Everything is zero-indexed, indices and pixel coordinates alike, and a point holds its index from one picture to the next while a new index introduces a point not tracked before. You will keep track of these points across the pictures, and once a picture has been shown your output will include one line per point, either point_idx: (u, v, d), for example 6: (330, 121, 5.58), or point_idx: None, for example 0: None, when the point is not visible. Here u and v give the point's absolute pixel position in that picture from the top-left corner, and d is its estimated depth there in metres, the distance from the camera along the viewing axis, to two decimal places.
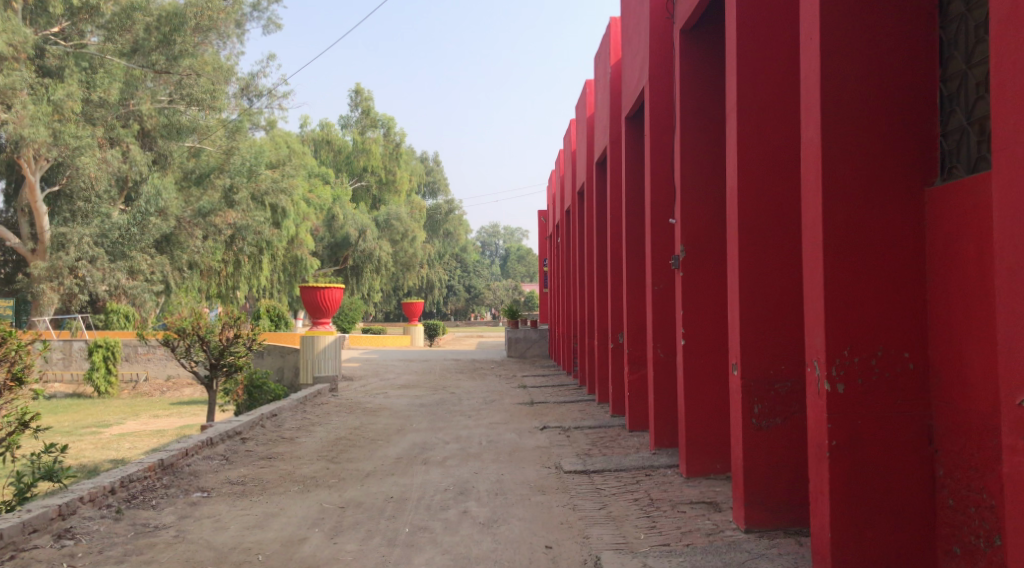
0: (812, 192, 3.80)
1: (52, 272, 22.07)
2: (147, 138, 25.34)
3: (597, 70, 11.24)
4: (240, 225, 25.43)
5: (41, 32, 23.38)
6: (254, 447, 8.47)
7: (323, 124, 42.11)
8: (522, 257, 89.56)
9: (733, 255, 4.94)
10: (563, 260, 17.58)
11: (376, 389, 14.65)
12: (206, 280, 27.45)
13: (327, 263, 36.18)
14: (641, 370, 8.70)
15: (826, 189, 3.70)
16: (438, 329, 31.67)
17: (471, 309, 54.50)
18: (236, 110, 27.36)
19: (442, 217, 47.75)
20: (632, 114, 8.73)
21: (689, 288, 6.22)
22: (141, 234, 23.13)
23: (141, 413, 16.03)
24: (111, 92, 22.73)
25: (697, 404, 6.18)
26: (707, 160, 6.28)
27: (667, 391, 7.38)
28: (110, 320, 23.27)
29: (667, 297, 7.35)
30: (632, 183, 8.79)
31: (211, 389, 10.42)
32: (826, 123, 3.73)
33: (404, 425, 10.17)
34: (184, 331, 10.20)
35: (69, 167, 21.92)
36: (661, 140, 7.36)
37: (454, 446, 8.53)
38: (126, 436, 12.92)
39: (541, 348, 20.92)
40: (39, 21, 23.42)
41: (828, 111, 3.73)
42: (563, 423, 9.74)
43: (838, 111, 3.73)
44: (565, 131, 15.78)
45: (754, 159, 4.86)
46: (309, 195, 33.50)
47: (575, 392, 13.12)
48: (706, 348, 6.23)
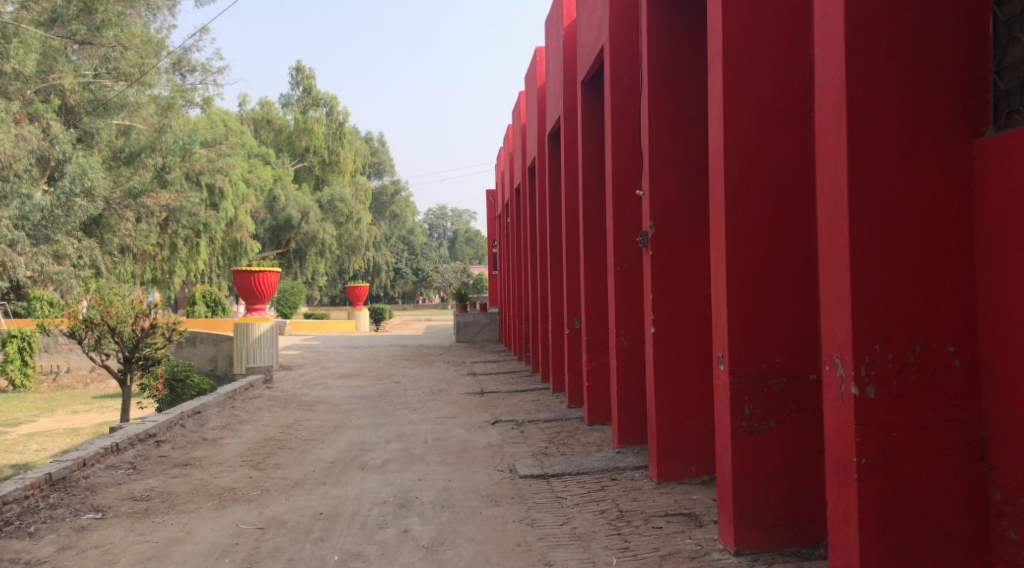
0: (832, 151, 3.20)
1: None
2: (70, 114, 23.48)
3: (547, 35, 10.48)
4: (174, 207, 24.44)
5: None
6: (169, 451, 7.49)
7: (262, 103, 40.52)
8: (469, 239, 88.79)
9: (717, 229, 4.26)
10: (512, 242, 16.83)
11: (316, 380, 13.70)
12: (139, 265, 25.88)
13: (269, 246, 34.74)
14: (599, 359, 7.99)
15: (850, 146, 3.09)
16: (384, 313, 30.67)
17: (418, 292, 53.55)
18: (167, 87, 26.13)
19: (387, 198, 46.58)
20: (589, 78, 7.92)
21: (659, 267, 5.50)
22: (66, 216, 21.77)
23: (57, 408, 14.75)
24: (26, 65, 20.75)
25: (670, 401, 5.49)
26: (679, 123, 5.55)
27: (633, 382, 6.68)
28: (32, 308, 21.78)
29: (632, 277, 6.64)
30: (588, 152, 8.00)
31: (126, 385, 9.33)
32: (852, 62, 3.08)
33: (342, 422, 9.30)
34: (91, 321, 9.11)
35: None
36: (623, 102, 6.63)
37: (397, 446, 7.69)
38: (35, 436, 11.70)
39: (491, 332, 20.17)
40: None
41: (854, 47, 3.07)
42: (516, 415, 8.99)
43: (865, 45, 3.08)
44: (515, 104, 14.97)
45: (743, 116, 4.18)
46: (249, 175, 31.99)
47: (526, 380, 12.38)
48: (681, 337, 5.51)
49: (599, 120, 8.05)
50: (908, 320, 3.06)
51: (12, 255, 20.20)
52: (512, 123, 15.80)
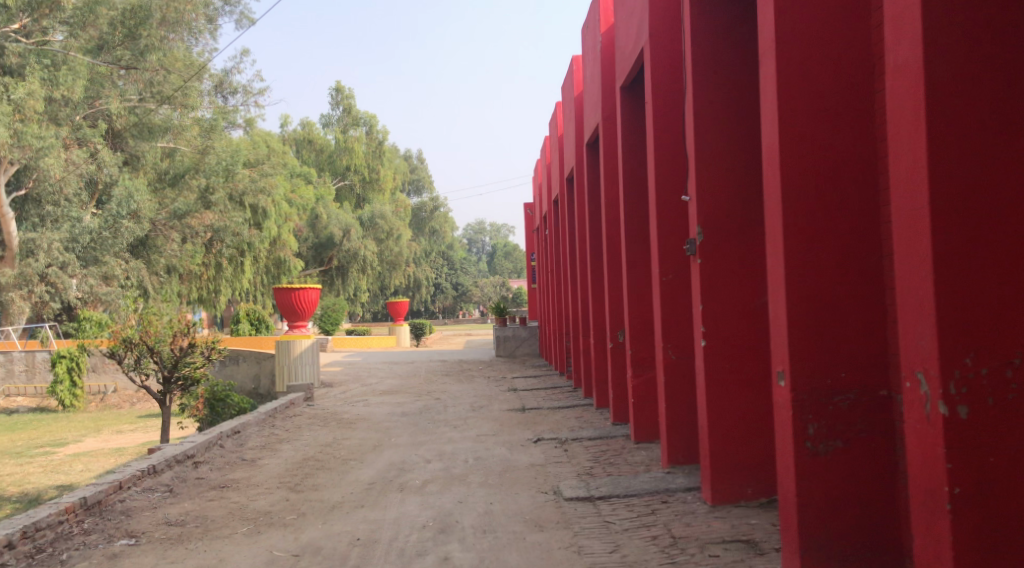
0: (908, 151, 3.09)
1: (20, 280, 20.51)
2: (117, 138, 23.93)
3: (585, 43, 10.28)
4: (217, 227, 24.50)
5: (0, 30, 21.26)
6: (207, 473, 7.37)
7: (304, 123, 41.00)
8: (509, 254, 88.80)
9: (773, 234, 4.00)
10: (552, 255, 16.60)
11: (357, 397, 13.57)
12: (185, 284, 26.24)
13: (312, 264, 35.00)
14: (646, 374, 7.68)
15: (934, 145, 2.96)
16: (425, 328, 30.62)
17: (459, 307, 53.58)
18: (210, 109, 26.62)
19: (427, 214, 46.74)
20: (629, 83, 7.67)
21: (709, 275, 5.23)
22: (114, 238, 22.17)
23: (104, 428, 14.86)
24: (75, 90, 21.28)
25: (723, 418, 5.20)
26: (727, 123, 5.30)
27: (682, 397, 6.36)
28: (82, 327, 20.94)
29: (679, 287, 6.34)
30: (629, 159, 7.71)
31: (165, 406, 9.27)
32: (932, 54, 2.96)
33: (382, 440, 9.12)
34: (130, 341, 9.14)
35: (34, 170, 20.78)
36: (665, 104, 6.36)
37: (437, 466, 7.47)
38: (81, 457, 11.74)
39: (532, 346, 19.91)
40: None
41: (935, 39, 2.96)
42: (559, 433, 8.71)
43: (947, 37, 2.96)
44: (552, 115, 14.76)
45: (800, 112, 3.94)
46: (291, 194, 32.32)
47: (569, 395, 12.09)
48: (733, 350, 5.22)
49: (640, 125, 7.76)
50: (1001, 331, 2.92)
51: (63, 278, 20.88)
52: (550, 135, 15.61)
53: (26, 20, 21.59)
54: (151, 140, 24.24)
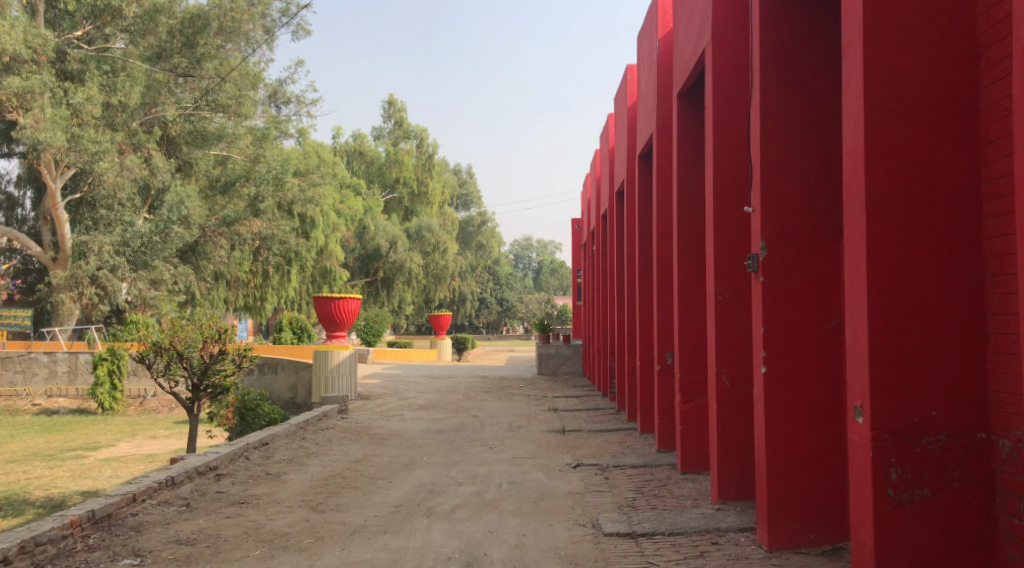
0: None
1: (71, 282, 20.79)
2: (171, 144, 24.23)
3: (640, 51, 9.86)
4: (265, 235, 24.45)
5: (65, 35, 22.21)
6: (229, 487, 7.05)
7: (355, 135, 41.20)
8: (554, 270, 88.36)
9: (855, 249, 3.53)
10: (598, 271, 16.13)
11: (392, 411, 13.23)
12: (233, 291, 26.38)
13: (357, 274, 34.99)
14: (696, 400, 7.16)
15: None
16: (467, 343, 30.30)
17: (503, 322, 53.26)
18: (262, 118, 26.86)
19: (474, 228, 46.66)
20: (687, 89, 7.18)
21: (773, 295, 4.82)
22: (164, 243, 21.95)
23: (138, 433, 14.74)
24: (132, 97, 21.30)
25: (784, 454, 4.73)
26: (797, 129, 4.87)
27: (734, 428, 5.82)
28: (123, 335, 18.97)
29: (736, 307, 5.83)
30: (683, 171, 7.23)
31: (193, 414, 9.01)
32: None
33: (413, 458, 8.72)
34: (160, 346, 8.80)
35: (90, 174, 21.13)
36: (728, 110, 5.89)
37: (469, 490, 7.03)
38: (111, 462, 11.58)
39: (574, 364, 19.38)
40: (63, 25, 22.46)
41: None
42: (600, 459, 8.21)
43: None
44: (604, 128, 14.34)
45: (892, 109, 3.46)
46: (339, 205, 32.43)
47: (613, 418, 11.55)
48: (799, 378, 4.75)
49: (697, 134, 7.26)
50: None
51: (114, 282, 21.12)
52: (600, 148, 15.20)
53: (89, 27, 22.78)
54: (205, 148, 24.67)
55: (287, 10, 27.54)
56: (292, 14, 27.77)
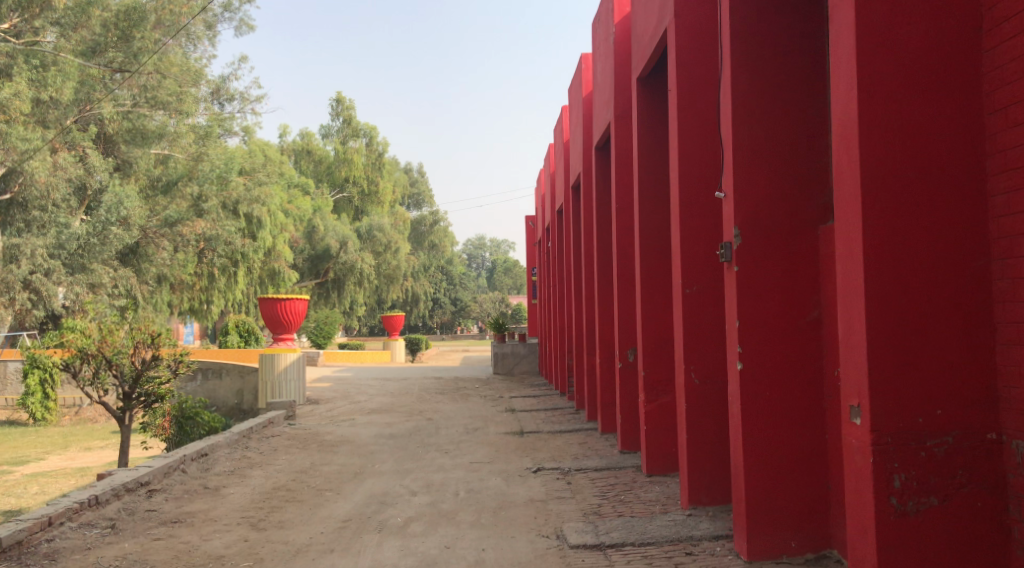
0: None
1: (2, 287, 19.57)
2: (109, 143, 22.96)
3: (595, 38, 9.52)
4: (209, 236, 23.63)
5: None
6: (162, 503, 6.49)
7: (303, 134, 40.25)
8: (508, 269, 88.04)
9: (852, 231, 3.33)
10: (553, 268, 15.78)
11: (343, 416, 12.67)
12: (177, 294, 25.45)
13: (307, 275, 34.05)
14: (660, 399, 6.79)
15: None
16: (420, 343, 29.67)
17: (457, 322, 52.68)
18: (205, 115, 25.87)
19: (426, 228, 46.03)
20: (647, 72, 6.82)
21: (750, 285, 4.51)
22: (103, 245, 21.19)
23: (71, 445, 13.89)
24: (64, 93, 20.26)
25: (763, 456, 4.45)
26: (770, 107, 4.59)
27: (704, 428, 5.48)
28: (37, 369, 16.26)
29: (706, 298, 5.52)
30: (644, 159, 6.87)
31: (124, 425, 8.38)
32: None
33: (365, 466, 8.24)
34: (86, 352, 8.15)
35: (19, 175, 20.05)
36: (691, 88, 5.55)
37: (424, 500, 6.58)
38: (39, 477, 10.80)
39: (530, 364, 19.02)
40: None
41: None
42: (561, 462, 7.83)
43: None
44: (557, 120, 14.00)
45: (887, 78, 3.26)
46: (287, 205, 31.57)
47: (572, 418, 11.19)
48: (779, 375, 4.48)
49: (658, 119, 6.92)
50: None
51: (48, 285, 19.94)
52: (554, 142, 14.85)
53: (16, 19, 20.90)
54: (145, 147, 23.28)
55: (229, 5, 26.66)
56: (235, 8, 26.89)
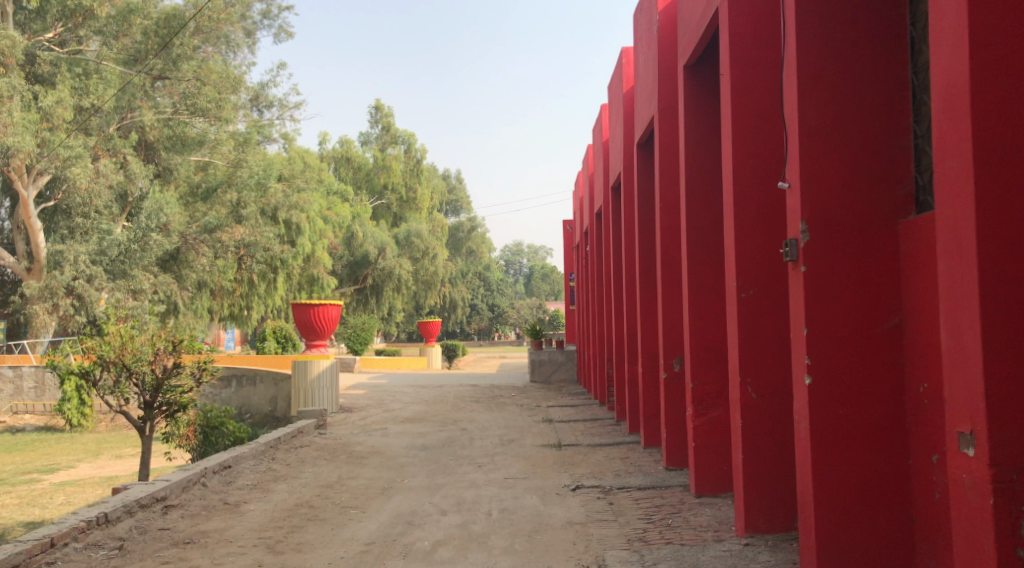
0: None
1: (45, 292, 19.68)
2: (150, 150, 22.97)
3: (637, 28, 9.00)
4: (248, 242, 23.34)
5: (35, 37, 21.21)
6: (177, 521, 6.12)
7: (342, 141, 40.34)
8: (546, 275, 87.69)
9: (963, 219, 2.82)
10: (592, 273, 15.25)
11: (375, 425, 12.28)
12: (217, 300, 25.44)
13: (346, 282, 33.90)
14: (710, 413, 6.23)
15: None
16: (457, 350, 29.25)
17: (494, 328, 52.27)
18: (245, 122, 25.88)
19: (464, 234, 45.74)
20: (694, 58, 6.27)
21: (818, 288, 4.00)
22: (143, 251, 20.80)
23: (102, 453, 13.72)
24: (105, 99, 20.20)
25: (833, 484, 3.92)
26: (844, 85, 4.04)
27: (762, 449, 4.92)
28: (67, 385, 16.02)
29: (764, 302, 4.97)
30: (692, 153, 6.33)
31: (145, 436, 8.04)
32: None
33: (394, 481, 7.81)
34: (105, 360, 7.83)
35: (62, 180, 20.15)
36: (749, 71, 5.00)
37: (453, 521, 6.10)
38: (66, 486, 10.57)
39: (568, 371, 18.47)
40: (33, 26, 21.33)
41: None
42: (602, 479, 7.29)
43: None
44: (597, 119, 13.50)
45: (1004, 35, 2.75)
46: (326, 212, 31.55)
47: (612, 430, 10.62)
48: (855, 390, 3.94)
49: (709, 109, 6.37)
50: None
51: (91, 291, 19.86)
52: (593, 142, 14.35)
53: (60, 29, 21.52)
54: (185, 153, 23.25)
55: (268, 12, 26.76)
56: (274, 16, 27.00)
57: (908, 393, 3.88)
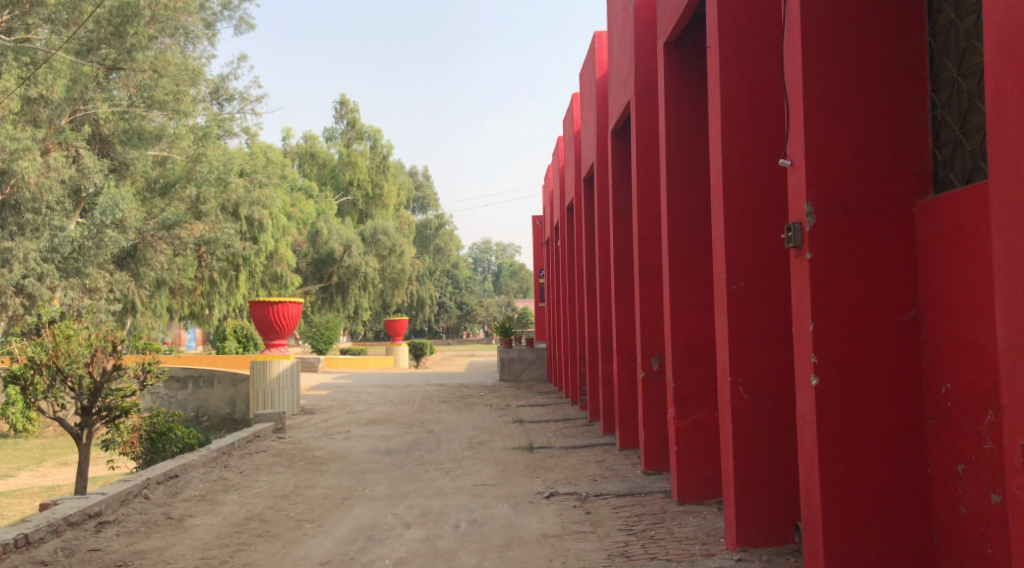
0: None
1: None
2: (104, 144, 21.67)
3: (612, 10, 8.54)
4: (207, 239, 22.83)
5: None
6: (110, 541, 5.53)
7: (306, 137, 39.39)
8: (514, 274, 87.44)
9: None
10: (562, 269, 14.81)
11: (338, 427, 11.69)
12: (178, 299, 24.62)
13: (311, 280, 33.10)
14: (693, 414, 5.81)
15: None
16: (425, 348, 28.66)
17: (463, 327, 51.73)
18: (204, 115, 24.97)
19: (432, 232, 45.13)
20: (675, 36, 5.82)
21: (826, 278, 3.60)
22: (97, 249, 20.14)
23: (47, 460, 12.93)
24: (55, 90, 18.90)
25: (845, 497, 3.51)
26: (855, 52, 3.63)
27: (755, 457, 4.49)
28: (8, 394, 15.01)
29: (757, 296, 4.55)
30: (673, 137, 5.91)
31: (82, 445, 7.41)
32: None
33: (356, 490, 7.28)
34: (37, 362, 7.17)
35: (10, 177, 18.34)
36: (743, 42, 4.57)
37: (417, 536, 5.58)
38: (2, 497, 9.84)
39: (538, 370, 18.01)
40: None
41: None
42: (577, 485, 6.81)
43: None
44: (568, 110, 13.06)
45: None
46: (290, 209, 30.70)
47: (586, 431, 10.18)
48: (868, 392, 3.53)
49: (691, 89, 5.93)
50: None
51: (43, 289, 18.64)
52: (564, 133, 13.90)
53: (7, 16, 19.37)
54: (143, 148, 22.06)
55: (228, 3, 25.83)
56: (235, 7, 26.10)
57: (926, 394, 3.48)
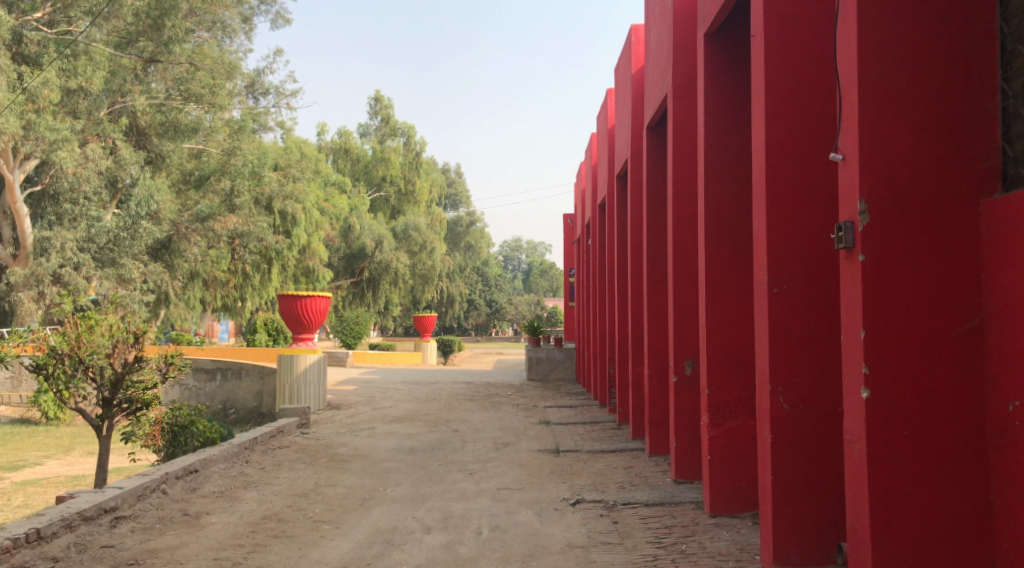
0: None
1: (31, 279, 18.71)
2: (141, 136, 21.91)
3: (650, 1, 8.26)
4: (241, 231, 22.47)
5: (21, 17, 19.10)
6: (123, 538, 5.39)
7: (341, 133, 39.53)
8: (545, 272, 87.21)
9: None
10: (593, 268, 14.52)
11: (363, 424, 11.56)
12: (210, 291, 24.77)
13: (342, 275, 33.22)
14: (727, 423, 5.53)
15: None
16: (453, 345, 28.54)
17: (492, 324, 51.63)
18: (240, 109, 25.10)
19: (463, 229, 45.03)
20: (716, 27, 5.53)
21: (880, 282, 3.32)
22: (133, 240, 20.15)
23: (75, 448, 12.97)
24: (94, 82, 19.08)
25: (896, 521, 3.23)
26: (917, 38, 3.34)
27: (795, 471, 4.21)
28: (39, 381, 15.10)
29: (801, 300, 4.26)
30: (713, 132, 5.63)
31: (103, 437, 7.33)
32: None
33: (377, 490, 7.11)
34: (58, 352, 7.09)
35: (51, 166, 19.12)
36: (792, 29, 4.29)
37: (437, 542, 5.37)
38: (28, 486, 9.84)
39: (567, 370, 17.76)
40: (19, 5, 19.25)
41: None
42: (604, 493, 6.56)
43: None
44: (603, 105, 12.76)
45: None
46: (323, 203, 30.79)
47: (614, 435, 9.91)
48: (924, 406, 3.25)
49: (733, 81, 5.65)
50: None
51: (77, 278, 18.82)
52: (598, 130, 13.61)
53: (50, 9, 19.64)
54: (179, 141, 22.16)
55: None
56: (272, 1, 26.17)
57: (989, 411, 3.18)
